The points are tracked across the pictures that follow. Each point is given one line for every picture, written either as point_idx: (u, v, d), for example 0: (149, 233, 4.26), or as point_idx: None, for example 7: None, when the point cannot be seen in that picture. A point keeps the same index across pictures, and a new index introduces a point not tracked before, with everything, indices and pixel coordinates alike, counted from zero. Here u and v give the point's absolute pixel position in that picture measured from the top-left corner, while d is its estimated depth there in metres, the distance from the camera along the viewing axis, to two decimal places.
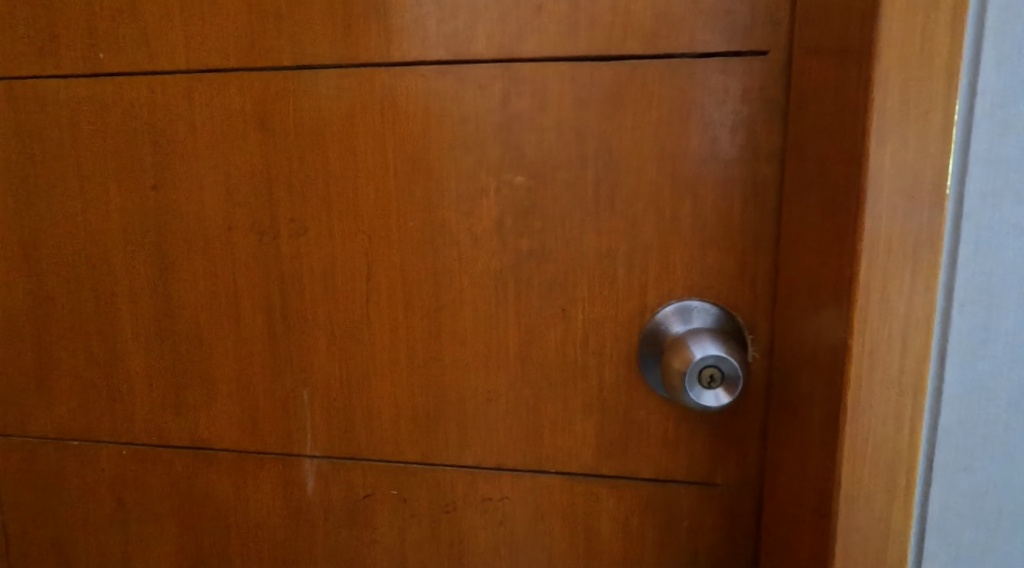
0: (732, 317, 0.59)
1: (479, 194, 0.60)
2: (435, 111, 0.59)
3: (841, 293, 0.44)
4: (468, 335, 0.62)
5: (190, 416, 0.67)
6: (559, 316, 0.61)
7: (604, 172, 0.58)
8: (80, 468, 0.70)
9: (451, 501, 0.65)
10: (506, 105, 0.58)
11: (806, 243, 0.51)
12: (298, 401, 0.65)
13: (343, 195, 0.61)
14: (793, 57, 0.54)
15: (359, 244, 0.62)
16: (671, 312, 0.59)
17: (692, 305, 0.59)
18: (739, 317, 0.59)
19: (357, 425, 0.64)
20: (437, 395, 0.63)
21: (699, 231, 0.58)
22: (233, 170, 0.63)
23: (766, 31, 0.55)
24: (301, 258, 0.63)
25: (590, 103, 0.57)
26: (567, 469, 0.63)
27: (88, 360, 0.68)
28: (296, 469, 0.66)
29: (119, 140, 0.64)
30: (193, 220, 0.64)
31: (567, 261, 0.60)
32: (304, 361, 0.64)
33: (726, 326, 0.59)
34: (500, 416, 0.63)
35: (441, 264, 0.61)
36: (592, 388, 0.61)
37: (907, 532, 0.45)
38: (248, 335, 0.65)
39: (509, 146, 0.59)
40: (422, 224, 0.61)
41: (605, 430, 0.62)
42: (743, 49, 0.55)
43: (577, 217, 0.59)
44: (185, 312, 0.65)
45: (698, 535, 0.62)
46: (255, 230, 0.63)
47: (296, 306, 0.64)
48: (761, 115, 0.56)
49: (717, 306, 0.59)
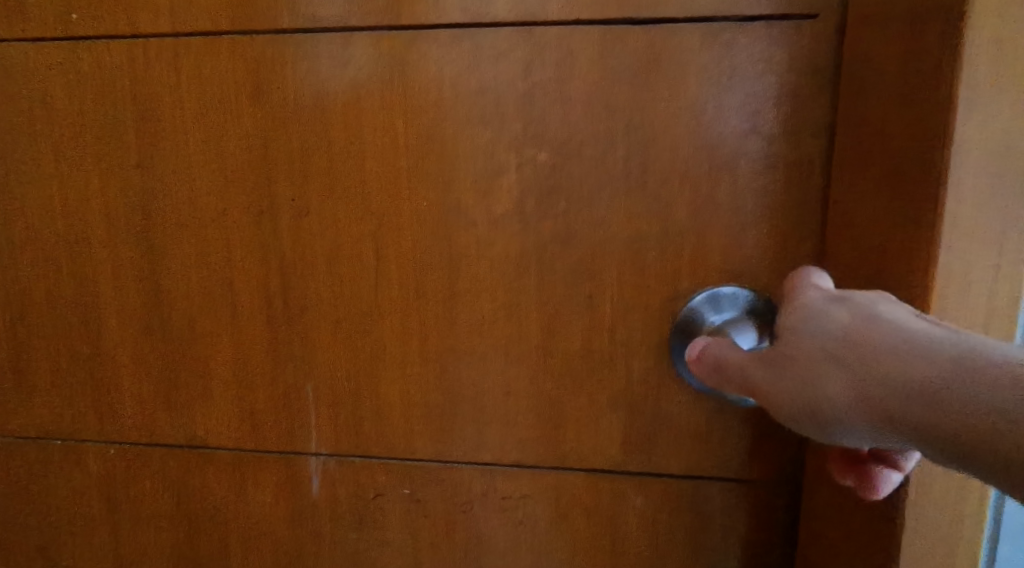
0: (768, 301, 0.53)
1: (498, 172, 0.55)
2: (449, 81, 0.54)
3: (913, 283, 0.40)
4: (486, 324, 0.57)
5: (183, 412, 0.62)
6: (584, 303, 0.56)
7: (635, 149, 0.53)
8: (66, 467, 0.65)
9: (468, 500, 0.61)
10: (526, 74, 0.53)
11: (867, 226, 0.46)
12: (302, 395, 0.60)
13: (348, 174, 0.56)
14: (847, 21, 0.49)
15: (366, 226, 0.57)
16: (701, 301, 0.54)
17: (723, 291, 0.54)
18: (775, 301, 0.53)
19: (366, 421, 0.60)
20: (451, 388, 0.59)
21: (737, 212, 0.53)
22: (227, 147, 0.57)
23: None
24: (303, 243, 0.58)
25: (621, 73, 0.52)
26: (591, 466, 0.59)
27: (73, 353, 0.63)
28: (301, 467, 0.62)
29: (99, 113, 0.58)
30: (182, 200, 0.59)
31: (594, 244, 0.55)
32: (307, 353, 0.60)
33: (761, 311, 0.53)
34: (520, 410, 0.58)
35: (456, 249, 0.56)
36: (619, 380, 0.57)
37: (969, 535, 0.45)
38: (246, 325, 0.60)
39: (531, 121, 0.54)
40: (436, 206, 0.56)
41: (633, 425, 0.57)
42: (791, 11, 0.50)
43: (605, 198, 0.54)
44: (177, 303, 0.60)
45: (730, 535, 0.58)
46: (252, 212, 0.58)
47: (298, 294, 0.59)
48: (808, 86, 0.51)
49: (752, 291, 0.54)
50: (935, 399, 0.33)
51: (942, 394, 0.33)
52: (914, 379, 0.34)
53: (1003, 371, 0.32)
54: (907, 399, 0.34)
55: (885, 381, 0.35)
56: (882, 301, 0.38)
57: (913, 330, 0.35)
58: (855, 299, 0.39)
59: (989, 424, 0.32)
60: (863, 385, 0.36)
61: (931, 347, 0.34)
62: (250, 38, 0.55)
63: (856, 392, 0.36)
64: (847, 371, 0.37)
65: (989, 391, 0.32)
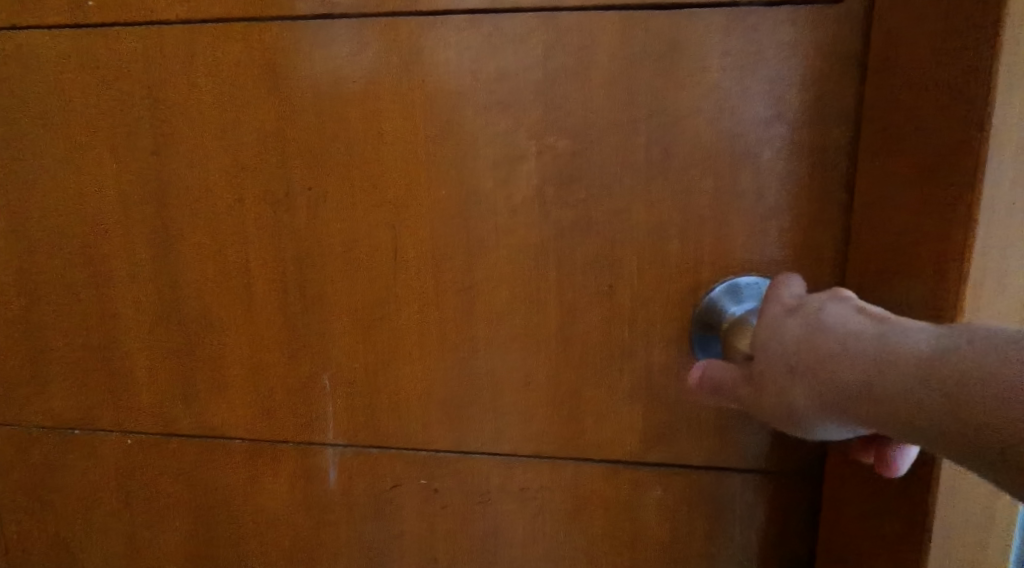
0: None
1: (518, 160, 0.54)
2: (468, 67, 0.53)
3: (949, 263, 0.41)
4: (504, 314, 0.57)
5: (199, 402, 0.62)
6: (604, 292, 0.55)
7: (657, 135, 0.53)
8: (82, 458, 0.65)
9: (485, 492, 0.60)
10: (547, 60, 0.52)
11: (901, 212, 0.45)
12: (318, 385, 0.60)
13: (365, 162, 0.56)
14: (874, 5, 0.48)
15: (384, 215, 0.56)
16: (721, 292, 0.53)
17: (742, 281, 0.53)
18: None
19: (383, 411, 0.59)
20: (469, 379, 0.58)
21: (760, 200, 0.53)
22: (243, 135, 0.57)
23: None
24: (320, 232, 0.57)
25: (643, 58, 0.52)
26: (610, 457, 0.58)
27: (88, 343, 0.63)
28: (317, 459, 0.61)
29: (113, 101, 0.58)
30: (197, 189, 0.58)
31: (614, 233, 0.54)
32: (324, 343, 0.59)
33: None
34: (539, 401, 0.58)
35: (474, 237, 0.56)
36: (639, 371, 0.56)
37: (1002, 525, 0.44)
38: (262, 315, 0.60)
39: (551, 107, 0.53)
40: (454, 193, 0.55)
41: (653, 415, 0.57)
42: None
43: (625, 186, 0.54)
44: (194, 292, 0.60)
45: (750, 528, 0.57)
46: (268, 200, 0.57)
47: (314, 283, 0.58)
48: (834, 71, 0.50)
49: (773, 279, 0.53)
50: (871, 393, 0.36)
51: (883, 389, 0.35)
52: (852, 379, 0.37)
53: (925, 360, 0.34)
54: (852, 396, 0.37)
55: (834, 384, 0.38)
56: (825, 303, 0.41)
57: (848, 333, 0.38)
58: (803, 306, 0.42)
59: (920, 410, 0.34)
60: (818, 390, 0.39)
61: (862, 345, 0.37)
62: (267, 24, 0.55)
63: (816, 400, 0.39)
64: (804, 380, 0.39)
65: (915, 385, 0.34)
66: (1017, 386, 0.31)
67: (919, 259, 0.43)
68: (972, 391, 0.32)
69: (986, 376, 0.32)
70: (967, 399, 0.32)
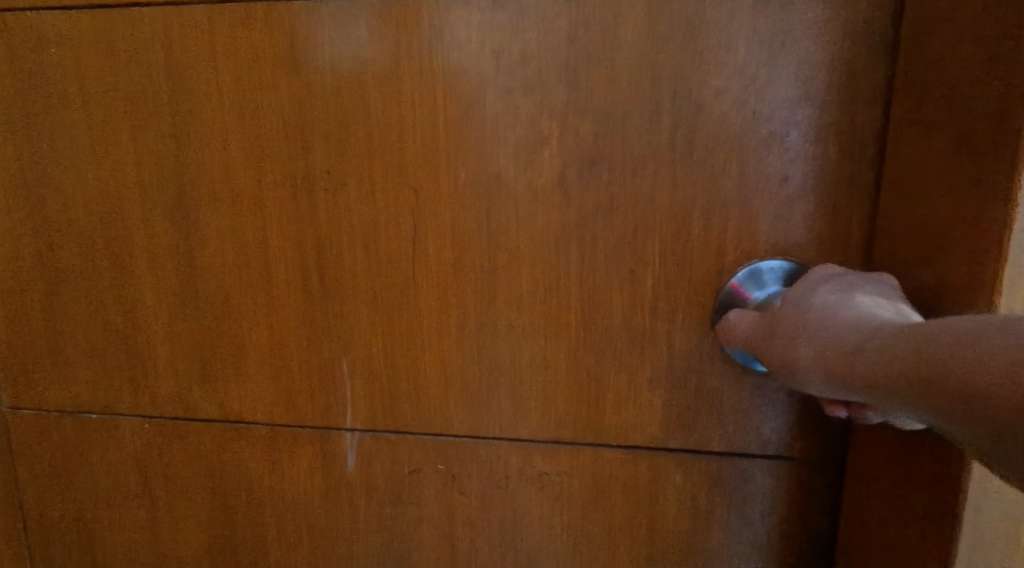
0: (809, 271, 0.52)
1: (540, 143, 0.54)
2: (492, 49, 0.53)
3: (987, 246, 0.41)
4: (525, 298, 0.56)
5: (218, 386, 0.62)
6: (626, 277, 0.55)
7: (682, 117, 0.52)
8: (101, 443, 0.65)
9: (504, 476, 0.59)
10: (571, 43, 0.52)
11: (935, 193, 0.45)
12: (337, 370, 0.60)
13: (386, 146, 0.56)
14: None
15: (405, 198, 0.56)
16: (742, 279, 0.53)
17: (763, 267, 0.53)
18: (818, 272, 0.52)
19: (402, 396, 0.59)
20: (488, 363, 0.58)
21: (786, 183, 0.52)
22: (262, 118, 0.56)
23: None
24: (340, 216, 0.57)
25: (669, 40, 0.52)
26: (630, 442, 0.57)
27: (108, 327, 0.62)
28: (336, 443, 0.61)
29: (131, 83, 0.58)
30: (217, 171, 0.58)
31: (638, 217, 0.54)
32: (344, 327, 0.59)
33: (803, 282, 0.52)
34: (558, 386, 0.57)
35: (496, 220, 0.56)
36: (661, 357, 0.56)
37: None
38: (281, 298, 0.59)
39: (575, 89, 0.53)
40: (474, 176, 0.55)
41: (674, 400, 0.56)
42: None
43: (649, 169, 0.53)
44: (213, 276, 0.60)
45: (771, 515, 0.57)
46: (287, 184, 0.57)
47: (334, 267, 0.58)
48: (863, 54, 0.50)
49: (795, 263, 0.52)
50: (865, 354, 0.40)
51: (870, 346, 0.39)
52: (852, 341, 0.41)
53: (904, 334, 0.38)
54: (835, 355, 0.41)
55: (833, 343, 0.42)
56: (856, 291, 0.45)
57: (867, 313, 0.42)
58: (833, 287, 0.46)
59: (893, 368, 0.38)
60: (817, 347, 0.43)
61: (878, 323, 0.41)
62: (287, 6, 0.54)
63: (811, 355, 0.43)
64: (809, 339, 0.43)
65: (897, 345, 0.38)
66: (978, 349, 0.34)
67: (955, 241, 0.43)
68: (927, 359, 0.36)
69: (941, 346, 0.36)
70: (922, 363, 0.36)
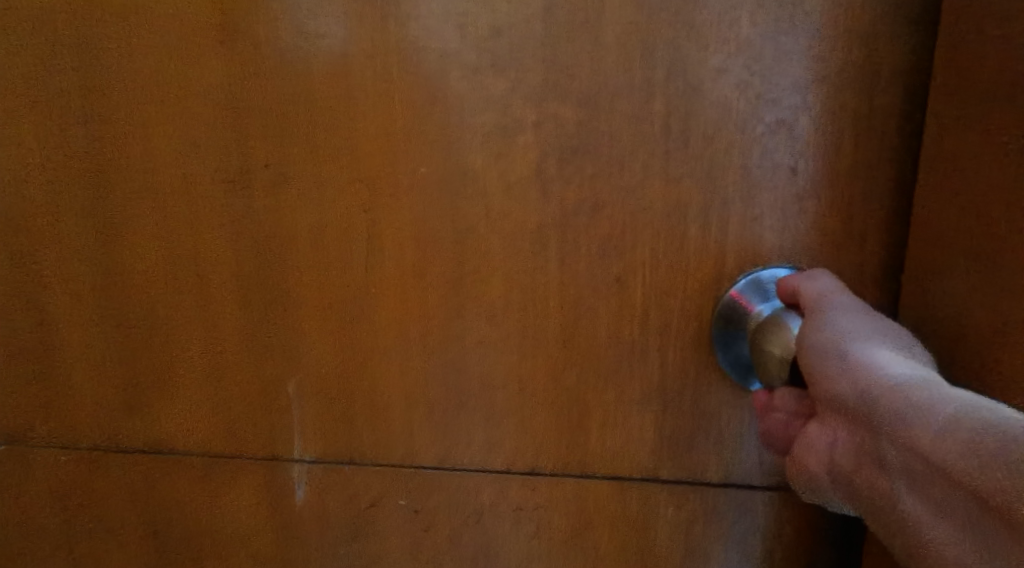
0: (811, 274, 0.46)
1: (513, 130, 0.47)
2: (457, 22, 0.46)
3: None
4: (498, 309, 0.49)
5: (146, 411, 0.54)
6: (611, 285, 0.48)
7: (676, 101, 0.45)
8: (12, 475, 0.57)
9: (474, 511, 0.52)
10: (549, 14, 0.45)
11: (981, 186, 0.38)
12: (283, 392, 0.52)
13: (335, 134, 0.48)
14: None
15: (358, 195, 0.49)
16: (742, 289, 0.46)
17: (764, 275, 0.46)
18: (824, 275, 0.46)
19: (359, 421, 0.52)
20: (456, 383, 0.50)
21: (795, 177, 0.45)
22: (192, 100, 0.49)
23: None
24: (286, 214, 0.50)
25: (663, 10, 0.45)
26: (617, 472, 0.50)
27: (18, 342, 0.54)
28: (282, 474, 0.53)
29: (36, 61, 0.50)
30: (139, 163, 0.50)
31: (626, 215, 0.47)
32: (289, 342, 0.51)
33: None
34: (535, 408, 0.50)
35: (464, 219, 0.48)
36: (651, 376, 0.48)
37: None
38: (217, 311, 0.52)
39: (554, 69, 0.46)
40: (438, 169, 0.48)
41: (667, 424, 0.49)
42: None
43: (640, 160, 0.46)
44: (137, 284, 0.52)
45: (774, 553, 0.50)
46: (219, 179, 0.50)
47: (277, 273, 0.51)
48: (884, 29, 0.43)
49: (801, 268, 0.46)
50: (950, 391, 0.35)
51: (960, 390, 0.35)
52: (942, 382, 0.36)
53: (970, 394, 0.34)
54: (892, 373, 0.37)
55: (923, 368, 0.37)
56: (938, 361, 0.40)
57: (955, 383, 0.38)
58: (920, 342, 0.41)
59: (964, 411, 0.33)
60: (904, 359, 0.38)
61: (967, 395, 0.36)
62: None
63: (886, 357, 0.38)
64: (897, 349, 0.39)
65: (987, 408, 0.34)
66: None
67: (1007, 245, 0.37)
68: (984, 425, 0.32)
69: (1003, 423, 0.32)
70: (974, 426, 0.32)
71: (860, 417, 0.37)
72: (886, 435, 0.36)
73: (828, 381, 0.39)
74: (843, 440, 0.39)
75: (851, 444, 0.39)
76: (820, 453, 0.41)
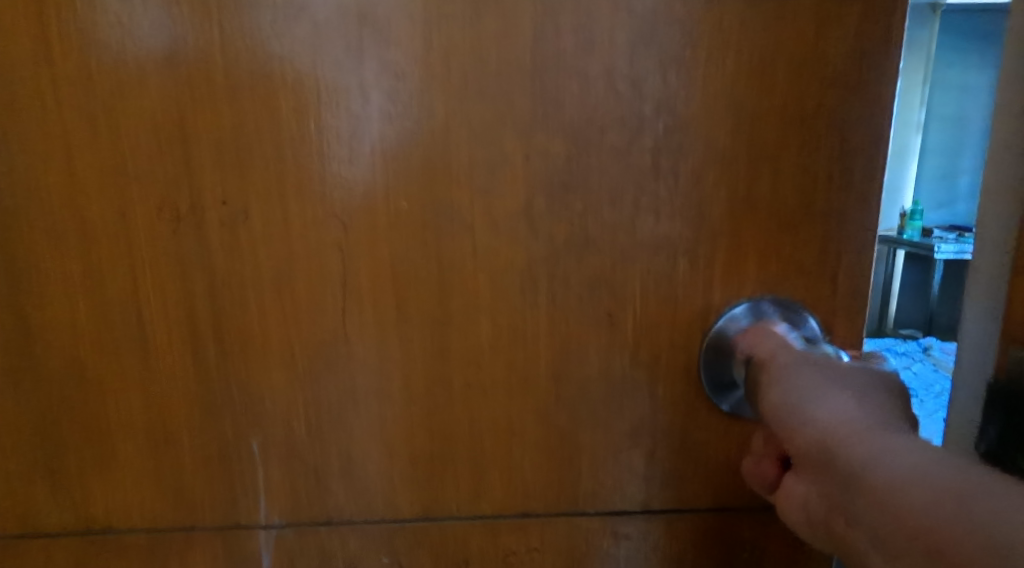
0: (782, 303, 0.47)
1: (500, 164, 0.45)
2: (438, 50, 0.43)
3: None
4: (484, 351, 0.47)
5: (74, 484, 0.47)
6: (602, 321, 0.47)
7: (666, 137, 0.45)
8: None
9: (463, 561, 0.49)
10: (537, 46, 0.43)
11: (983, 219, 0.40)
12: (244, 453, 0.47)
13: (301, 167, 0.44)
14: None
15: (331, 234, 0.45)
16: (723, 326, 0.47)
17: (739, 311, 0.47)
18: (805, 304, 0.47)
19: (332, 479, 0.48)
20: (442, 430, 0.47)
21: (779, 210, 0.46)
22: (129, 132, 0.44)
23: None
24: (245, 256, 0.45)
25: (650, 42, 0.44)
26: (609, 508, 0.49)
27: None
28: (246, 542, 0.48)
29: None
30: (63, 202, 0.44)
31: (616, 250, 0.46)
32: (251, 398, 0.46)
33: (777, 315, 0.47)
34: (524, 452, 0.48)
35: (448, 259, 0.46)
36: (642, 411, 0.48)
37: None
38: (162, 366, 0.46)
39: (541, 101, 0.44)
40: (420, 206, 0.45)
41: (658, 457, 0.48)
42: None
43: (629, 195, 0.45)
44: (59, 338, 0.46)
45: None
46: (165, 217, 0.45)
47: (234, 321, 0.46)
48: (863, 69, 0.44)
49: (776, 298, 0.47)
50: (907, 441, 0.34)
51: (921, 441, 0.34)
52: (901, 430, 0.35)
53: (929, 448, 0.33)
54: (846, 430, 0.36)
55: (882, 416, 0.37)
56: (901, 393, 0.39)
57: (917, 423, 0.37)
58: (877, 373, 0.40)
59: (918, 468, 0.33)
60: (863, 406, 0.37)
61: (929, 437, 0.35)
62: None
63: (842, 407, 0.38)
64: (852, 396, 0.38)
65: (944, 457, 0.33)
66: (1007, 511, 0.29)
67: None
68: (957, 484, 0.31)
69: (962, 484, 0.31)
70: (928, 487, 0.32)
71: (828, 466, 0.36)
72: (852, 481, 0.35)
73: (810, 417, 0.38)
74: (814, 493, 0.38)
75: (820, 495, 0.37)
76: (794, 504, 0.40)
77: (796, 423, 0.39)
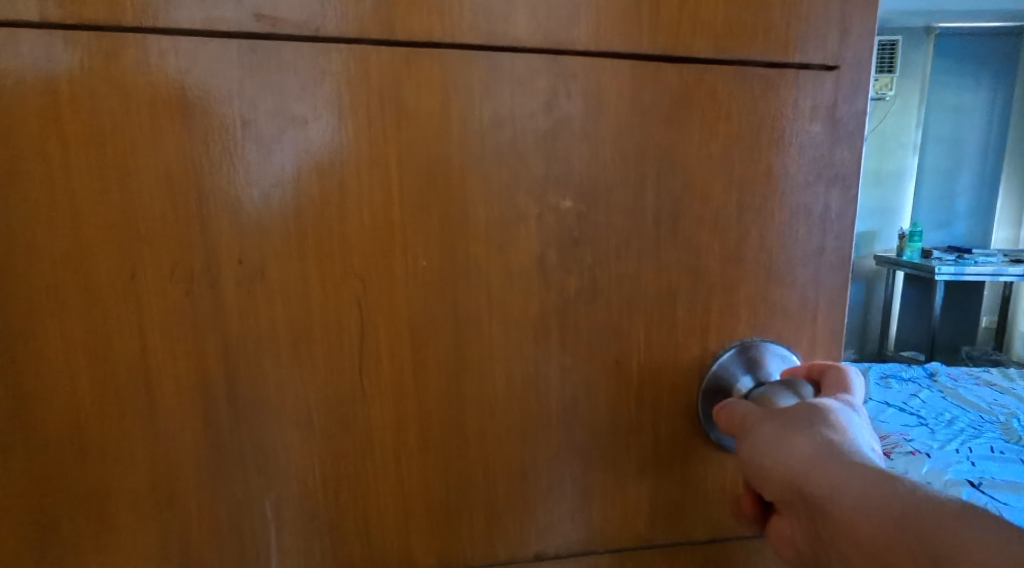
0: (768, 346, 0.50)
1: (515, 222, 0.47)
2: (457, 113, 0.45)
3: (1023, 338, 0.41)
4: (498, 400, 0.48)
5: (70, 559, 0.45)
6: (609, 367, 0.49)
7: (667, 196, 0.48)
8: None
9: None
10: (549, 111, 0.46)
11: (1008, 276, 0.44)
12: (258, 515, 0.46)
13: (322, 225, 0.45)
14: (861, 75, 0.49)
15: (350, 291, 0.46)
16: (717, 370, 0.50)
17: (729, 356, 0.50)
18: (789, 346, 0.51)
19: (349, 535, 0.48)
20: (458, 479, 0.48)
21: (768, 261, 0.50)
22: (141, 191, 0.43)
23: (836, 42, 0.49)
24: (262, 316, 0.45)
25: (652, 109, 0.47)
26: (616, 545, 0.51)
27: None
28: None
29: None
30: (70, 264, 0.43)
31: (622, 301, 0.49)
32: (265, 458, 0.46)
33: (763, 358, 0.50)
34: (536, 496, 0.49)
35: (466, 313, 0.47)
36: (646, 450, 0.50)
37: None
38: (171, 430, 0.45)
39: (553, 161, 0.47)
40: (440, 262, 0.46)
41: (660, 493, 0.51)
42: (812, 61, 0.48)
43: (634, 249, 0.48)
44: (59, 406, 0.44)
45: None
46: (180, 278, 0.44)
47: (251, 381, 0.45)
48: (835, 134, 0.49)
49: (764, 342, 0.51)
50: (870, 477, 0.41)
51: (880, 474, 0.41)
52: (861, 464, 0.42)
53: (890, 484, 0.40)
54: (817, 474, 0.42)
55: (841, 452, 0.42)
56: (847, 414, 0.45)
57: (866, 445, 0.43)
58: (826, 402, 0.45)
59: (885, 506, 0.40)
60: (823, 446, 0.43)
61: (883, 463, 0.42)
62: (171, 38, 0.42)
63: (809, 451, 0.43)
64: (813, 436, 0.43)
65: (902, 490, 0.40)
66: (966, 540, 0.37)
67: None
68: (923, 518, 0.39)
69: (928, 517, 0.39)
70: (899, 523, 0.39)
71: (808, 508, 0.42)
72: (835, 523, 0.41)
73: (782, 460, 0.43)
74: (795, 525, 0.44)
75: (802, 529, 0.43)
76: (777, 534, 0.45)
77: (766, 462, 0.44)
